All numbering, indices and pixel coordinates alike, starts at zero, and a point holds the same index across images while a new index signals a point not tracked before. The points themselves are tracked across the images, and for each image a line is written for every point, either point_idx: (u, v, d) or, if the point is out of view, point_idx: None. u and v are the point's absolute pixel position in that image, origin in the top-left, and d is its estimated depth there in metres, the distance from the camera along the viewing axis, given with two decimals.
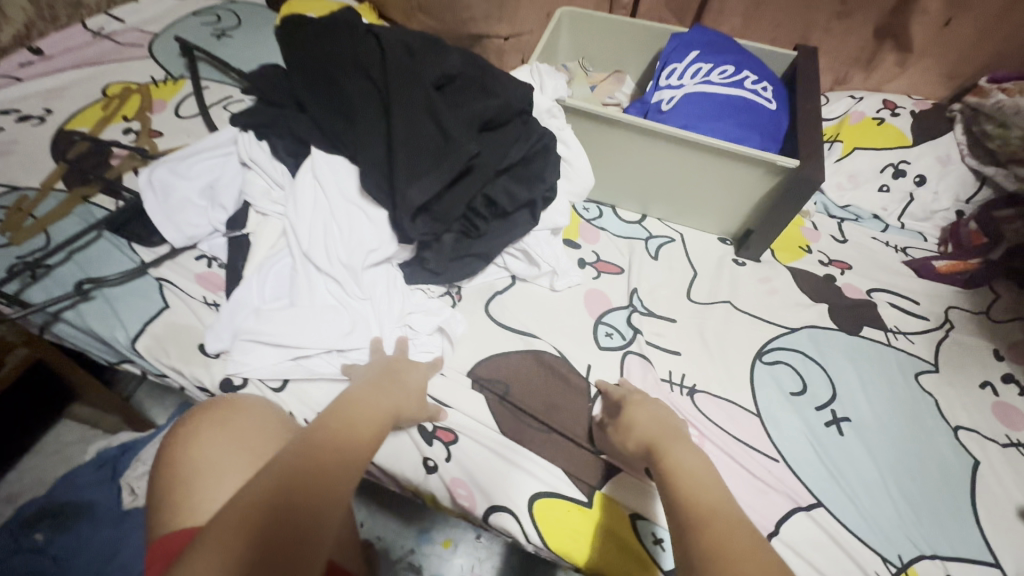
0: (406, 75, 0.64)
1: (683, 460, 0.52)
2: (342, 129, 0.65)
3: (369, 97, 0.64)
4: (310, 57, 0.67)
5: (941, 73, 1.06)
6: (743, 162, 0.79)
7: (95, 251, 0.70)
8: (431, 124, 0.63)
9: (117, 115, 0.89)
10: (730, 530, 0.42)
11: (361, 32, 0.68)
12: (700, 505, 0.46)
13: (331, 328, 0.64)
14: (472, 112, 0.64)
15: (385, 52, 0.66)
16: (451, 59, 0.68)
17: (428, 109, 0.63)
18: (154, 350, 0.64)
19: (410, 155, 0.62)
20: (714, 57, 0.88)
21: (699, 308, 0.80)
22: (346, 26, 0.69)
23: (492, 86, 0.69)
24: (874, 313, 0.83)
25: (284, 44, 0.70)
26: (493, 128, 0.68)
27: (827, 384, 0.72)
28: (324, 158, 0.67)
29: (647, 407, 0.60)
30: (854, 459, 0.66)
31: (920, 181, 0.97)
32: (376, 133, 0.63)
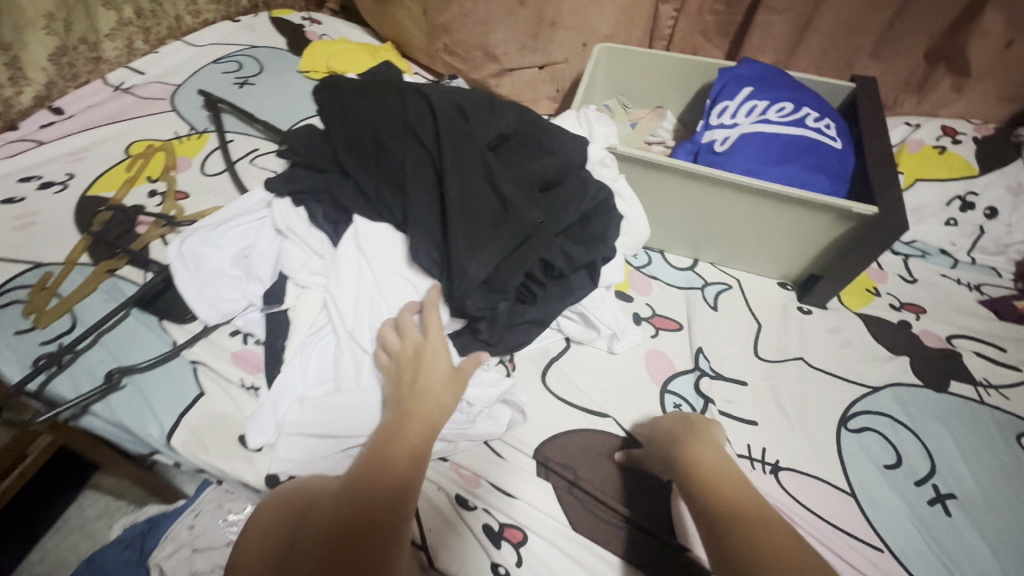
0: (461, 138, 0.61)
1: (718, 461, 0.53)
2: (394, 200, 0.61)
3: (420, 163, 0.61)
4: (357, 122, 0.64)
5: (1001, 95, 0.98)
6: (813, 209, 0.73)
7: (125, 333, 0.66)
8: (489, 191, 0.59)
9: (142, 176, 0.85)
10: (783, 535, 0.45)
11: (408, 92, 0.66)
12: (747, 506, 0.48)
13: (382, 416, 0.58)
14: (530, 174, 0.62)
15: (436, 113, 0.63)
16: (504, 119, 0.66)
17: (486, 176, 0.60)
18: (191, 445, 0.58)
19: (470, 225, 0.57)
20: (770, 93, 0.83)
21: (769, 366, 0.74)
22: (393, 88, 0.66)
23: (549, 145, 0.66)
24: (957, 364, 0.76)
25: (330, 109, 0.68)
26: (550, 188, 0.64)
27: (923, 454, 0.66)
28: (367, 228, 0.63)
29: (674, 425, 0.60)
30: (963, 541, 0.60)
31: (990, 213, 0.91)
32: (429, 201, 0.59)
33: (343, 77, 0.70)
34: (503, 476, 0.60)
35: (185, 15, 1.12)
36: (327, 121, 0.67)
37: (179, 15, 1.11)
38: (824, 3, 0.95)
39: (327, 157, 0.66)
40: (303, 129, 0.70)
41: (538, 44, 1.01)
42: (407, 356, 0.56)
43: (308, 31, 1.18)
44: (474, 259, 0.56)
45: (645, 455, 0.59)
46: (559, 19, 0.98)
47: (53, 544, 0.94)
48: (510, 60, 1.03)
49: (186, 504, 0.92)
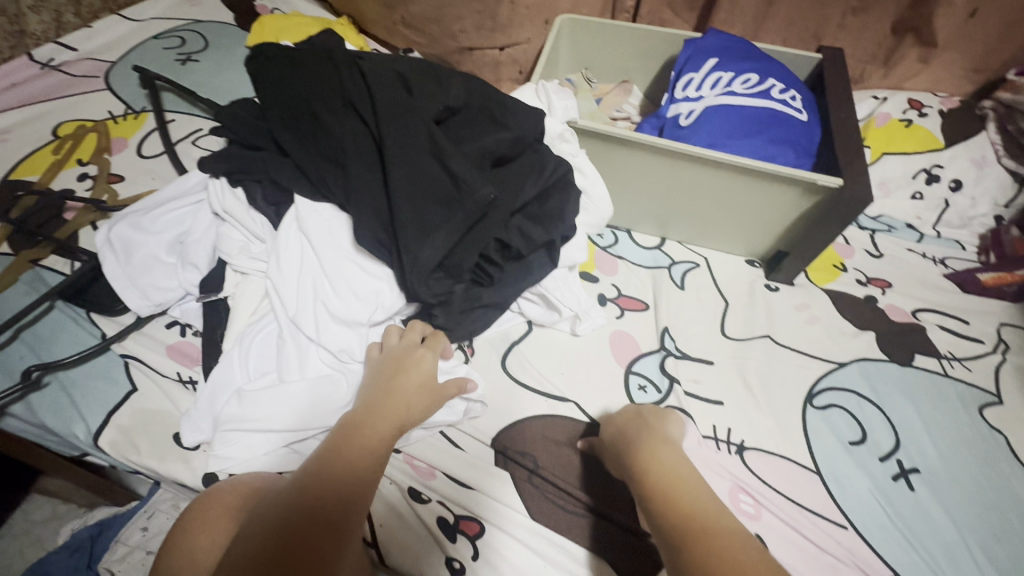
0: (405, 110, 0.56)
1: (675, 467, 0.50)
2: (332, 177, 0.56)
3: (361, 137, 0.56)
4: (293, 96, 0.59)
5: (967, 67, 0.97)
6: (779, 182, 0.71)
7: (48, 327, 0.61)
8: (438, 166, 0.55)
9: (71, 158, 0.79)
10: (730, 542, 0.42)
11: (349, 64, 0.61)
12: (693, 518, 0.45)
13: (327, 407, 0.55)
14: (483, 149, 0.58)
15: (378, 84, 0.58)
16: (454, 90, 0.61)
17: (434, 150, 0.56)
18: (121, 446, 0.54)
19: (417, 204, 0.53)
20: (735, 64, 0.80)
21: (736, 345, 0.72)
22: (332, 59, 0.61)
23: (503, 118, 0.62)
24: (921, 338, 0.76)
25: (262, 82, 0.62)
26: (505, 163, 0.60)
27: (888, 429, 0.65)
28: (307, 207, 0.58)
29: (630, 423, 0.56)
30: (925, 515, 0.59)
31: (954, 186, 0.90)
32: (371, 177, 0.55)
33: (277, 48, 0.64)
34: (459, 468, 0.57)
35: None
36: (260, 96, 0.62)
37: None
38: None
39: (261, 134, 0.61)
40: (236, 106, 0.64)
41: (497, 24, 0.95)
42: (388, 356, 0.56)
43: (257, 5, 1.11)
44: (421, 237, 0.53)
45: (601, 444, 0.57)
46: None
47: None
48: (469, 37, 0.98)
49: (138, 506, 0.86)
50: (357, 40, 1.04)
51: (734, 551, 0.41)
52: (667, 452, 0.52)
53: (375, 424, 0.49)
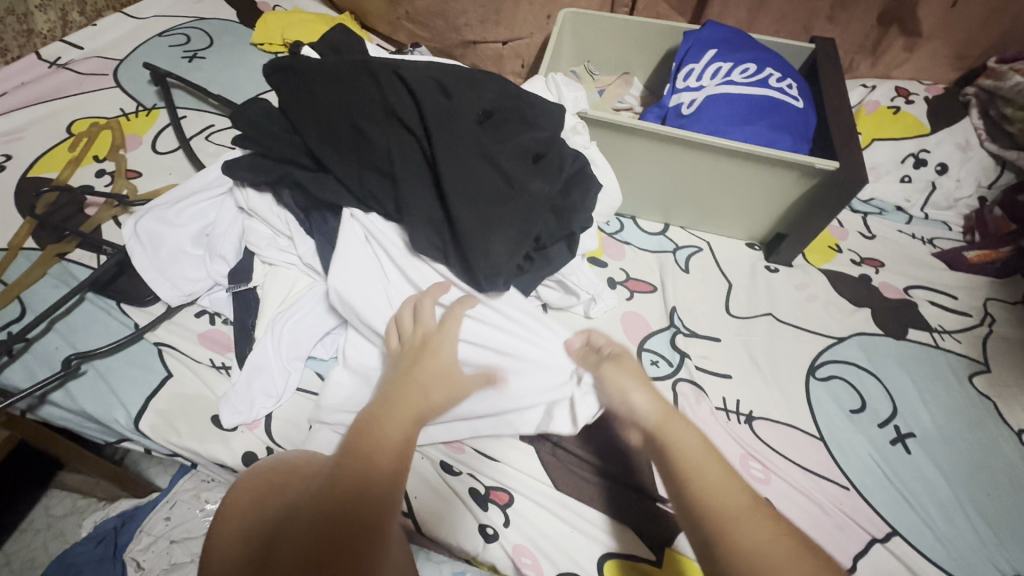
0: (442, 110, 0.58)
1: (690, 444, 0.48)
2: (367, 174, 0.59)
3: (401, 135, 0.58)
4: (328, 103, 0.60)
5: (950, 55, 1.01)
6: (781, 168, 0.74)
7: (81, 318, 0.62)
8: (477, 162, 0.58)
9: (87, 155, 0.80)
10: (745, 525, 0.41)
11: (382, 69, 0.62)
12: (713, 506, 0.43)
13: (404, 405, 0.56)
14: (512, 146, 0.60)
15: (415, 85, 0.60)
16: (486, 93, 0.64)
17: (475, 148, 0.58)
18: (161, 429, 0.56)
19: (465, 200, 0.56)
20: (734, 55, 0.83)
21: (740, 323, 0.76)
22: (364, 64, 0.63)
23: (532, 118, 0.65)
24: (914, 313, 0.80)
25: (293, 90, 0.63)
26: (534, 162, 0.63)
27: (886, 398, 0.69)
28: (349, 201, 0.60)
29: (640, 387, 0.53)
30: (920, 475, 0.63)
31: (941, 170, 0.95)
32: (412, 172, 0.57)
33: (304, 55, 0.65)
34: (487, 443, 0.60)
35: None
36: (290, 104, 0.62)
37: None
38: None
39: (293, 141, 0.61)
40: (260, 107, 0.65)
41: (501, 17, 0.97)
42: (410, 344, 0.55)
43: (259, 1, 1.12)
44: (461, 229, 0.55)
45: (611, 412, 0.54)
46: None
47: (17, 548, 0.90)
48: (473, 31, 1.00)
49: (161, 497, 0.88)
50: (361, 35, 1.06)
51: (757, 539, 0.40)
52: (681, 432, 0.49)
53: (402, 414, 0.49)
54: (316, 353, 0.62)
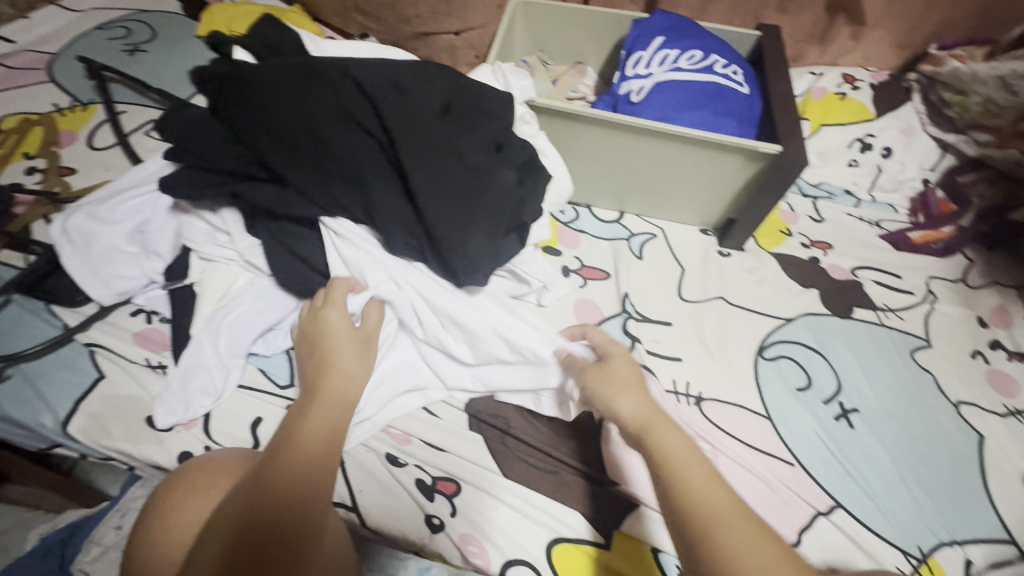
0: (394, 103, 0.55)
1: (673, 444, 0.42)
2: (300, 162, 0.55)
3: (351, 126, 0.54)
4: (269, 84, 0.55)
5: (893, 43, 1.04)
6: (725, 151, 0.75)
7: (6, 320, 0.60)
8: (438, 155, 0.55)
9: (17, 152, 0.76)
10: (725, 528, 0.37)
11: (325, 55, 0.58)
12: (689, 494, 0.39)
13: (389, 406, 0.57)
14: (465, 134, 0.58)
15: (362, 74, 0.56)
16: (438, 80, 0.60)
17: (435, 141, 0.55)
18: (92, 432, 0.54)
19: (438, 198, 0.54)
20: (681, 42, 0.84)
21: (692, 307, 0.77)
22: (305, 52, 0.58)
23: (489, 106, 0.62)
24: (860, 293, 0.82)
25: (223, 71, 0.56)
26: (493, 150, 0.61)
27: (831, 375, 0.71)
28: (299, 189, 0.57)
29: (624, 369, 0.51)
30: (863, 449, 0.65)
31: (886, 153, 0.98)
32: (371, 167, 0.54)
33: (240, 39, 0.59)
34: (435, 433, 0.59)
35: None
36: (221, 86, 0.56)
37: None
38: None
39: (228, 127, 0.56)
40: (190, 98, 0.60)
41: (452, 7, 0.97)
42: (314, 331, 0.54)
43: None
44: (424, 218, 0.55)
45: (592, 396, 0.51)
46: None
47: None
48: (424, 22, 0.99)
49: (110, 505, 0.85)
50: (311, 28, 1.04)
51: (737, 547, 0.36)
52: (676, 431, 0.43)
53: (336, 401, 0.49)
54: (257, 349, 0.60)
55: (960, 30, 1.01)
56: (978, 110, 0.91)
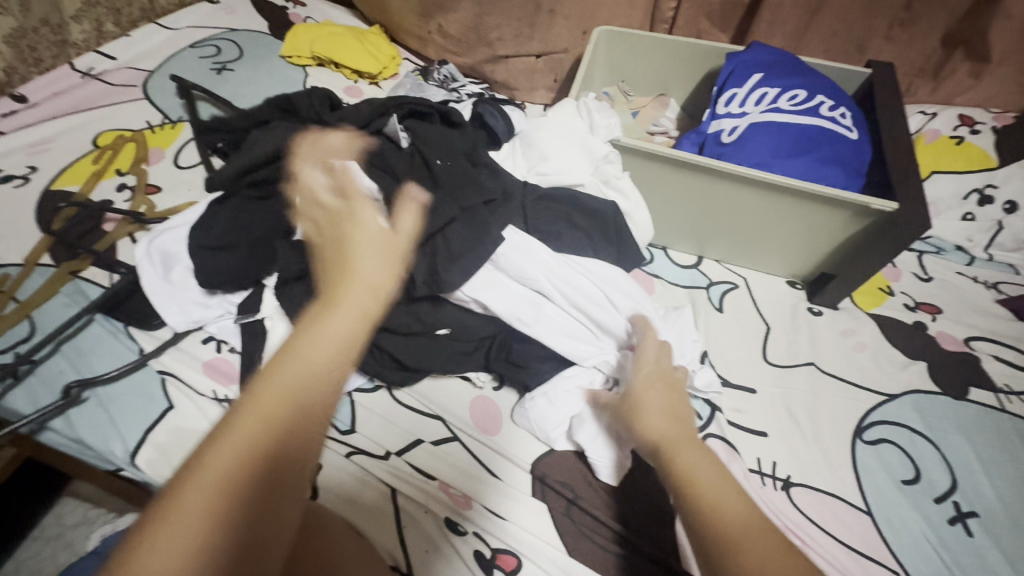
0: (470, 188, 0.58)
1: (695, 468, 0.42)
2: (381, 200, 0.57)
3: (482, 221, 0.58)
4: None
5: (1020, 81, 0.93)
6: (829, 205, 0.68)
7: (88, 341, 0.61)
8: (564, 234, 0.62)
9: (110, 168, 0.79)
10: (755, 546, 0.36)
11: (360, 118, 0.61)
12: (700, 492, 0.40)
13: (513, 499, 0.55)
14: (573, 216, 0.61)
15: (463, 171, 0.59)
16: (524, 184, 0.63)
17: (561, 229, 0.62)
18: (158, 465, 0.54)
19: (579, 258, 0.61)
20: (781, 79, 0.78)
21: (779, 372, 0.70)
22: (340, 126, 0.62)
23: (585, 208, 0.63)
24: (977, 369, 0.73)
25: (249, 162, 0.59)
26: (570, 208, 0.64)
27: (944, 468, 0.62)
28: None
29: (657, 391, 0.50)
30: (983, 562, 0.56)
31: (1009, 208, 0.86)
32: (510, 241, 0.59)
33: (254, 131, 0.62)
34: (497, 499, 0.55)
35: None
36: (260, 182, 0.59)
37: None
38: None
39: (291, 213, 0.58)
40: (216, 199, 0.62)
41: (535, 31, 0.95)
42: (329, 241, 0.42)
43: (291, 13, 1.12)
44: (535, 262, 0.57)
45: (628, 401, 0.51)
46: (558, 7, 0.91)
47: (26, 555, 0.90)
48: (505, 46, 0.97)
49: None
50: (389, 51, 1.05)
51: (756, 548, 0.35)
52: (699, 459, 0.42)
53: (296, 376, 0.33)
54: None
55: None
56: None
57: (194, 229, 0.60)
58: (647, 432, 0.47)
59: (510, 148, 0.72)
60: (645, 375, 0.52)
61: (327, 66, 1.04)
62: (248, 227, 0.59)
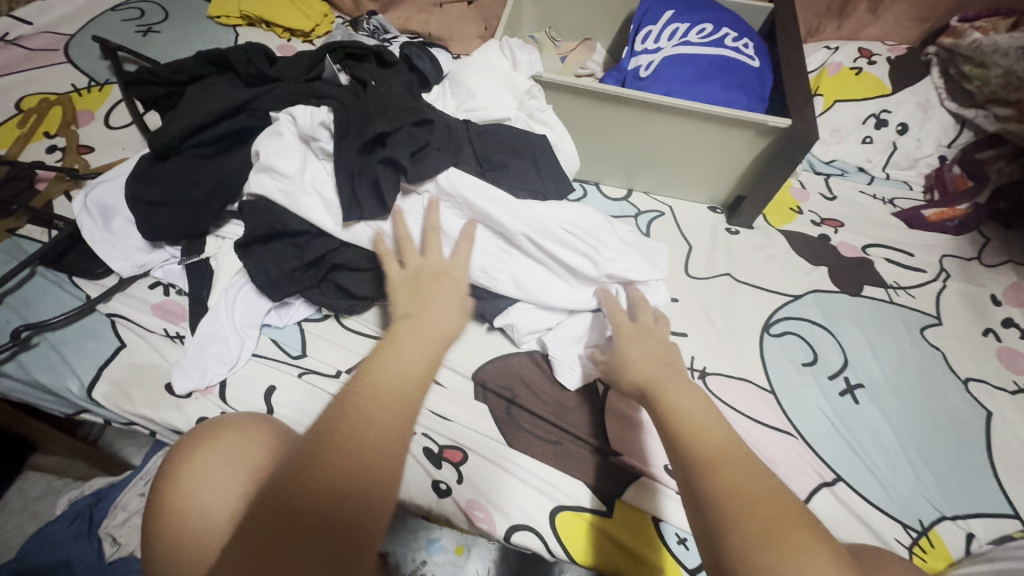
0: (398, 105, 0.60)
1: (683, 402, 0.45)
2: (324, 125, 0.57)
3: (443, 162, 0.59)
4: (257, 119, 0.60)
5: (911, 16, 1.02)
6: (735, 126, 0.74)
7: (32, 291, 0.62)
8: (500, 159, 0.63)
9: (38, 131, 0.79)
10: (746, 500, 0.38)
11: (299, 62, 0.63)
12: (703, 442, 0.41)
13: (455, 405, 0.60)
14: (502, 140, 0.65)
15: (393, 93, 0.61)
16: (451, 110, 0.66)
17: (497, 158, 0.63)
18: (116, 398, 0.57)
19: (523, 183, 0.63)
20: (691, 16, 0.83)
21: (699, 283, 0.77)
22: (283, 70, 0.62)
23: (514, 139, 0.65)
24: (870, 271, 0.82)
25: (189, 122, 0.57)
26: (500, 131, 0.66)
27: (838, 350, 0.71)
28: (302, 180, 0.57)
29: (642, 343, 0.52)
30: (866, 422, 0.65)
31: (901, 129, 0.96)
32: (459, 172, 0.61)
33: (189, 90, 0.61)
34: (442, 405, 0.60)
35: None
36: (206, 141, 0.58)
37: None
38: None
39: (242, 165, 0.59)
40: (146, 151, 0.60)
41: None
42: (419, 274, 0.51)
43: None
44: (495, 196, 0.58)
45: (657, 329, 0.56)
46: None
47: None
48: None
49: (133, 474, 0.88)
50: (321, 8, 1.06)
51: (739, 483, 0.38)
52: (684, 392, 0.46)
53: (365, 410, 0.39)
54: (270, 321, 0.62)
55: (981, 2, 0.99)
56: (998, 83, 0.88)
57: (130, 183, 0.59)
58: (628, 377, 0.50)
59: (440, 89, 0.75)
60: (642, 325, 0.55)
61: (257, 26, 1.04)
62: (185, 175, 0.58)
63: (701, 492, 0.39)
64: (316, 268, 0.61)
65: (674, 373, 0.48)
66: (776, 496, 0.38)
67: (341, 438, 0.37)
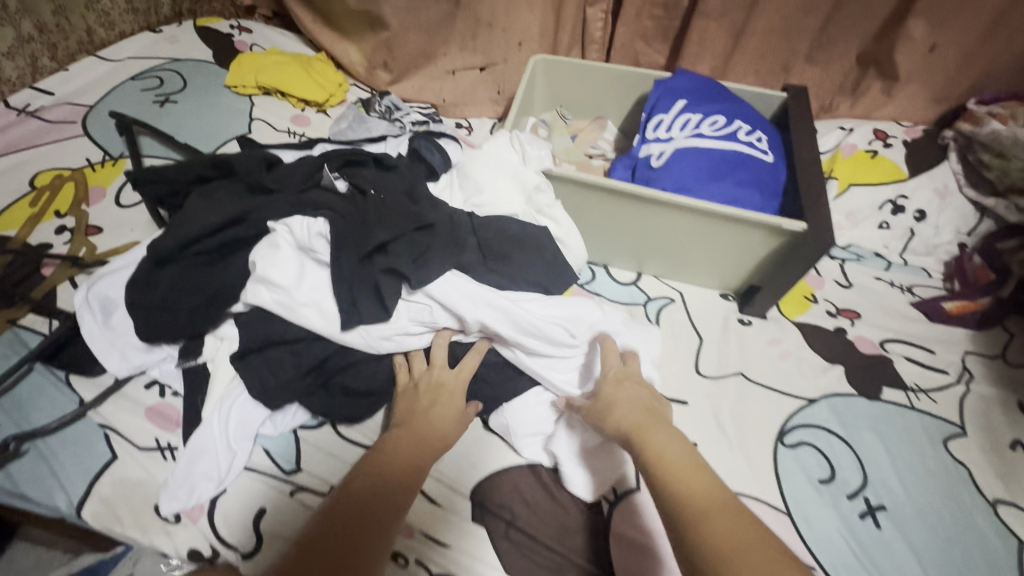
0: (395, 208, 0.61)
1: (664, 448, 0.47)
2: (322, 237, 0.60)
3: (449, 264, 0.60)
4: (256, 229, 0.60)
5: (927, 98, 1.02)
6: (747, 226, 0.73)
7: (28, 392, 0.61)
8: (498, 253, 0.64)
9: (49, 210, 0.79)
10: (720, 529, 0.40)
11: (297, 172, 0.65)
12: (687, 493, 0.43)
13: (449, 525, 0.58)
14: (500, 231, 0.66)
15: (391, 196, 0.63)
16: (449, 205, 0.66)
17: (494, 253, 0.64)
18: (104, 517, 0.55)
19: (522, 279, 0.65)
20: (704, 107, 0.82)
21: (710, 384, 0.74)
22: (282, 182, 0.64)
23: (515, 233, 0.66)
24: (890, 371, 0.79)
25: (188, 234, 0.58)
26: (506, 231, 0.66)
27: (856, 466, 0.67)
28: (299, 293, 0.58)
29: (629, 389, 0.56)
30: (887, 550, 0.61)
31: (919, 216, 0.93)
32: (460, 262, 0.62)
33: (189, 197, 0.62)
34: (439, 526, 0.58)
35: (98, 28, 1.05)
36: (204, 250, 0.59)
37: (91, 28, 1.04)
38: (761, 14, 0.98)
39: (242, 275, 0.59)
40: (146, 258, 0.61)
41: (478, 43, 1.01)
42: (421, 384, 0.59)
43: (236, 41, 1.13)
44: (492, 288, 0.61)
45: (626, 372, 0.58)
46: (495, 21, 0.98)
47: None
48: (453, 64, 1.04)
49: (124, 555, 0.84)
50: (336, 78, 1.07)
51: (721, 537, 0.39)
52: (664, 435, 0.49)
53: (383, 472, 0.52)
54: (263, 430, 0.60)
55: (1000, 85, 0.98)
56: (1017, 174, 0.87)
57: (130, 288, 0.59)
58: (612, 422, 0.52)
59: (447, 179, 0.74)
60: (614, 377, 0.58)
61: (273, 95, 1.05)
62: (185, 284, 0.58)
63: (688, 548, 0.40)
64: (315, 377, 0.60)
65: (655, 418, 0.51)
66: (742, 525, 0.40)
67: (372, 490, 0.50)
